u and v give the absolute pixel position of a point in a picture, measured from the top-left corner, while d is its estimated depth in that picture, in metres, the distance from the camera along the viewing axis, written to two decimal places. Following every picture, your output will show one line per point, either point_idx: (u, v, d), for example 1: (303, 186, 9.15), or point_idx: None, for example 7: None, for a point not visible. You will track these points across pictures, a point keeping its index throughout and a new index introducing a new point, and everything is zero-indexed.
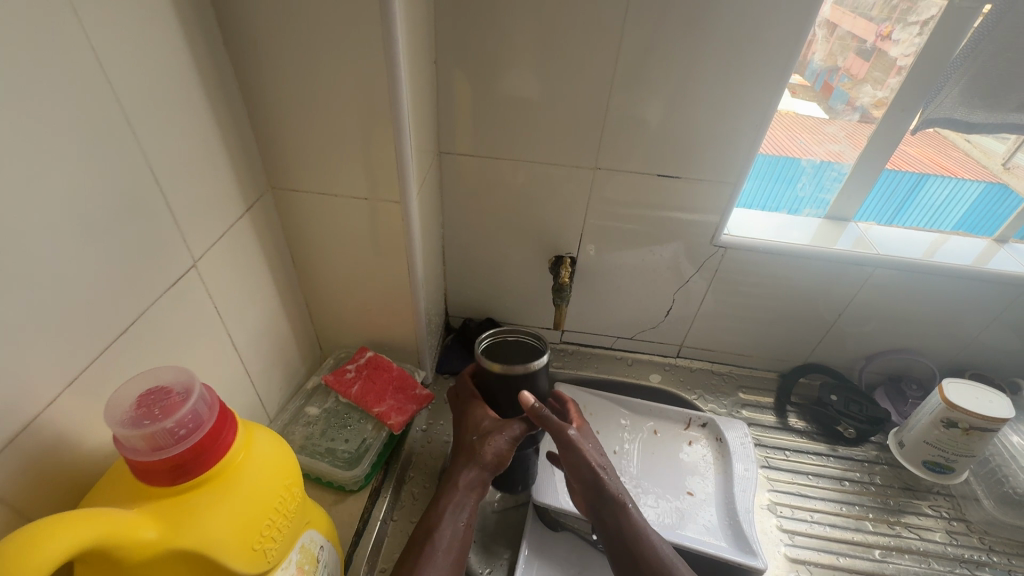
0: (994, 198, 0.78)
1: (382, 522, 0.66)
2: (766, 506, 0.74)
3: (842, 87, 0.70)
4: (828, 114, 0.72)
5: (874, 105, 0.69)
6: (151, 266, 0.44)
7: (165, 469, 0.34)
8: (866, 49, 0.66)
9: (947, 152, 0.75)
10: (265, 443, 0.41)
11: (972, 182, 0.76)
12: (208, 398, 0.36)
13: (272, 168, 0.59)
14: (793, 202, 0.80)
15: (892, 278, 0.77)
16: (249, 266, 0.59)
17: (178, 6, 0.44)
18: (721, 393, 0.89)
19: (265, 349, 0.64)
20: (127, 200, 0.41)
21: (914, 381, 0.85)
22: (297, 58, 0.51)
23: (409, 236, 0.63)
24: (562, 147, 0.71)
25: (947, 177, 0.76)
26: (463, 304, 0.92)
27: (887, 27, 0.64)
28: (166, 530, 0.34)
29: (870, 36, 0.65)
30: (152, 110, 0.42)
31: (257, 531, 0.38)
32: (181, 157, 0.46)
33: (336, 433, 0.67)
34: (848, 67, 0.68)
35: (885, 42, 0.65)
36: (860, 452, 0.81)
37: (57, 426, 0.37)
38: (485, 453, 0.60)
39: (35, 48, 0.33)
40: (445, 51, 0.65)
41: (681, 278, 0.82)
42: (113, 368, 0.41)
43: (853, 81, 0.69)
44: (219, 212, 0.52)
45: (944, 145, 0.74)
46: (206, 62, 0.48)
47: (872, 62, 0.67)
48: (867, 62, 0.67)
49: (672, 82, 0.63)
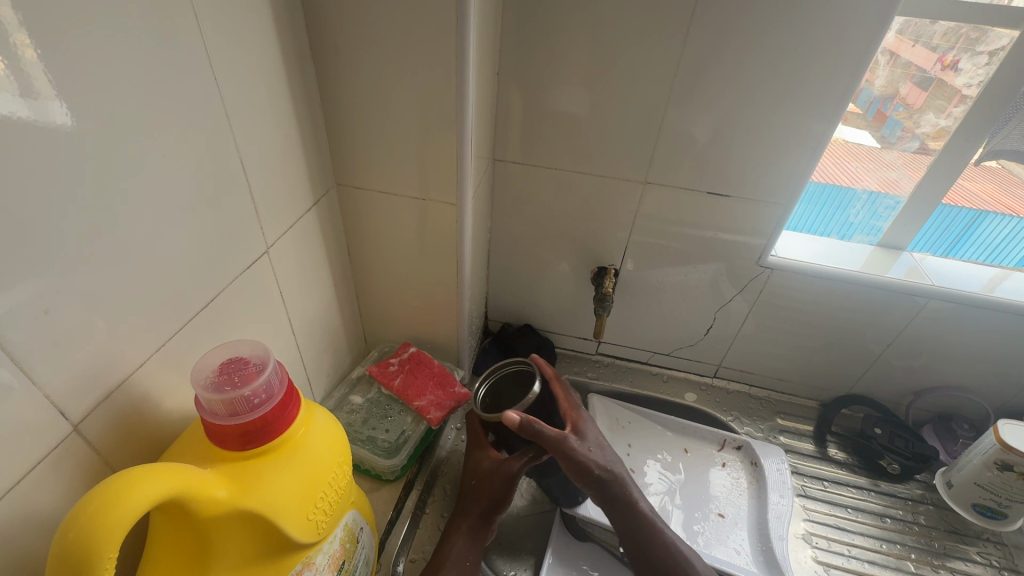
0: None
1: (415, 513, 0.68)
2: (801, 536, 0.72)
3: (896, 117, 0.70)
4: (881, 143, 0.72)
5: (930, 136, 0.69)
6: (230, 249, 0.48)
7: (236, 434, 0.36)
8: (926, 79, 0.66)
9: (1012, 189, 0.72)
10: (322, 421, 0.43)
11: None
12: (280, 372, 0.39)
13: (339, 166, 0.63)
14: (844, 228, 0.79)
15: (947, 312, 0.74)
16: (310, 257, 0.62)
17: (273, 14, 0.48)
18: (758, 417, 0.88)
19: (317, 337, 0.68)
20: (216, 188, 0.45)
21: (966, 421, 0.82)
22: (372, 65, 0.54)
23: (461, 237, 0.66)
24: (613, 160, 0.72)
25: (1008, 217, 0.73)
26: (503, 309, 0.94)
27: (948, 57, 0.64)
28: (234, 491, 0.36)
29: (931, 65, 0.65)
30: (244, 107, 0.46)
31: (310, 503, 0.40)
32: (263, 152, 0.50)
33: (377, 422, 0.70)
34: (905, 96, 0.68)
35: (946, 72, 0.65)
36: (903, 489, 0.78)
37: (143, 388, 0.41)
38: (482, 498, 0.63)
39: (157, 49, 0.37)
40: (507, 64, 0.67)
41: (723, 297, 0.82)
42: (192, 341, 0.45)
43: (908, 111, 0.69)
44: (290, 204, 0.56)
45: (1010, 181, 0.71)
46: (292, 66, 0.52)
47: (930, 91, 0.67)
48: (925, 92, 0.67)
49: (728, 102, 0.64)
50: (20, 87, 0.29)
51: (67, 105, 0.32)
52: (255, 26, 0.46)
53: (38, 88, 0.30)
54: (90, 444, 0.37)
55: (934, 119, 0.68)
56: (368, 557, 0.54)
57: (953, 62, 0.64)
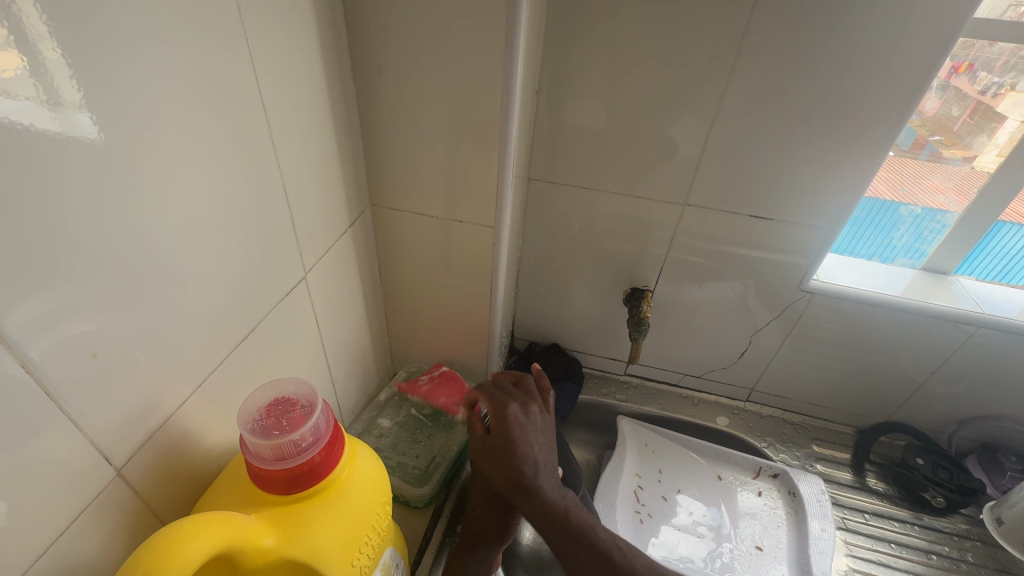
0: None
1: (444, 542, 0.66)
2: (844, 572, 0.70)
3: (912, 125, 0.65)
4: (895, 151, 0.67)
5: (943, 144, 0.67)
6: (269, 276, 0.46)
7: (282, 478, 0.35)
8: (942, 86, 0.62)
9: None
10: (366, 459, 0.42)
11: None
12: (327, 413, 0.38)
13: (374, 186, 0.62)
14: (887, 251, 0.77)
15: (997, 341, 0.72)
16: (344, 279, 0.61)
17: (318, 36, 0.47)
18: (793, 444, 0.85)
19: (348, 359, 0.66)
20: (258, 216, 0.44)
21: (1012, 452, 0.79)
22: (414, 85, 0.53)
23: (496, 260, 0.64)
24: (651, 181, 0.70)
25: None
26: (530, 328, 0.92)
27: (962, 64, 0.61)
28: (280, 538, 0.35)
29: (946, 73, 0.61)
30: (287, 133, 0.45)
31: (355, 548, 0.39)
32: (304, 177, 0.49)
33: (406, 448, 0.69)
34: (921, 105, 0.63)
35: (959, 79, 0.62)
36: (948, 524, 0.75)
37: (185, 425, 0.39)
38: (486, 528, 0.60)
39: (206, 78, 0.36)
40: (546, 83, 0.66)
41: (759, 321, 0.80)
42: (232, 373, 0.44)
43: (922, 119, 0.65)
44: (327, 228, 0.55)
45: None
46: (334, 87, 0.51)
47: (944, 99, 0.63)
48: (938, 99, 0.63)
49: (774, 124, 0.62)
50: (44, 93, 0.26)
51: (92, 111, 0.29)
52: (300, 49, 0.45)
53: (64, 99, 0.27)
54: (133, 488, 0.35)
55: (948, 127, 0.65)
56: None
57: (966, 68, 0.62)
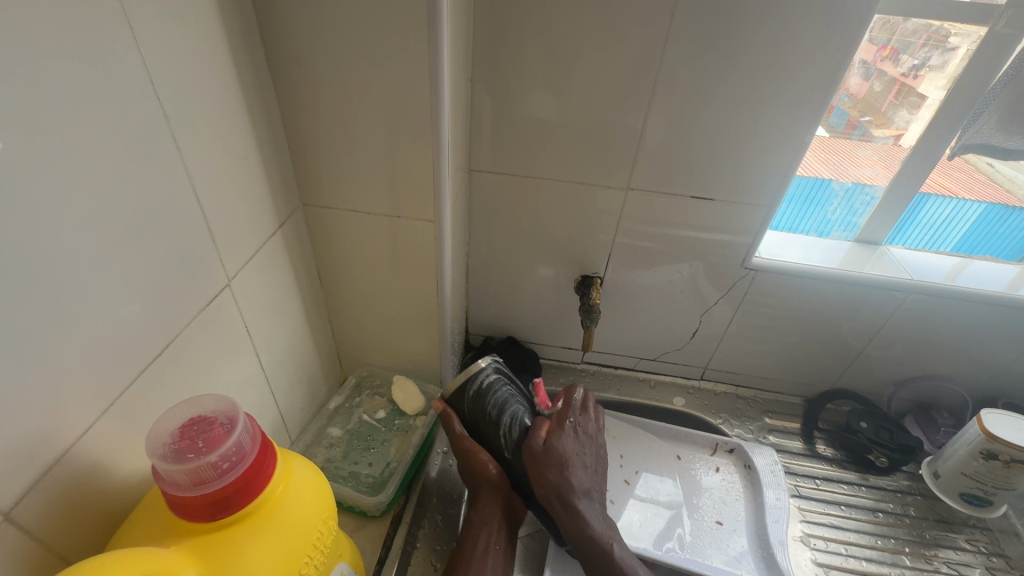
0: (994, 218, 0.76)
1: (406, 550, 0.64)
2: (799, 538, 0.72)
3: (843, 107, 0.68)
4: (827, 132, 0.70)
5: (873, 124, 0.69)
6: (185, 286, 0.43)
7: (205, 505, 0.32)
8: (868, 69, 0.65)
9: (952, 173, 0.72)
10: (302, 473, 0.39)
11: (973, 203, 0.74)
12: (251, 428, 0.35)
13: (304, 184, 0.58)
14: (822, 225, 0.79)
15: (926, 305, 0.75)
16: (277, 285, 0.57)
17: (223, 23, 0.43)
18: (747, 418, 0.88)
19: (289, 369, 0.63)
20: (167, 221, 0.40)
21: (944, 409, 0.83)
22: (336, 75, 0.50)
23: (440, 255, 0.62)
24: (593, 167, 0.70)
25: (947, 198, 0.74)
26: (484, 323, 0.91)
27: (886, 48, 0.64)
28: (206, 570, 0.32)
29: (872, 57, 0.64)
30: (194, 129, 0.41)
31: (295, 569, 0.36)
32: (218, 176, 0.45)
33: (359, 456, 0.67)
34: (851, 87, 0.66)
35: (885, 62, 0.65)
36: (891, 482, 0.79)
37: (91, 455, 0.36)
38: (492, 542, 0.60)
39: (90, 69, 0.32)
40: (480, 70, 0.64)
41: (707, 301, 0.81)
42: (148, 393, 0.40)
43: (853, 100, 0.68)
44: (252, 230, 0.51)
45: (949, 167, 0.72)
46: (246, 79, 0.47)
47: (871, 81, 0.66)
48: (867, 82, 0.66)
49: (708, 104, 0.63)
50: None
51: None
52: (203, 37, 0.41)
53: None
54: (28, 530, 0.32)
55: (876, 108, 0.68)
56: None
57: (891, 52, 0.64)
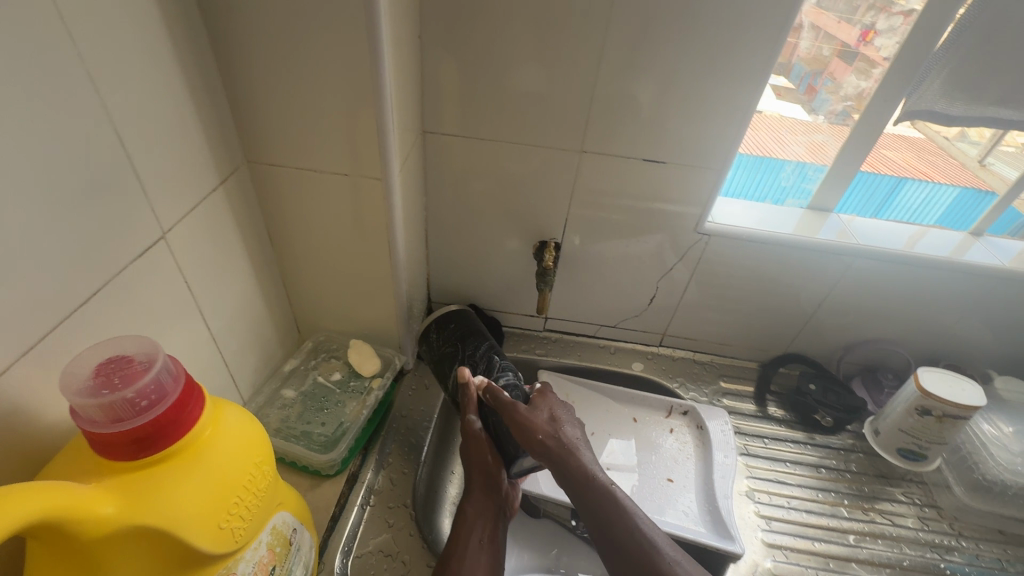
0: (970, 201, 0.79)
1: (360, 507, 0.65)
2: (744, 492, 0.75)
3: (826, 92, 0.70)
4: (809, 115, 0.73)
5: (854, 108, 0.70)
6: (114, 238, 0.42)
7: (126, 442, 0.32)
8: (850, 53, 0.67)
9: (928, 156, 0.76)
10: (234, 419, 0.39)
11: (949, 186, 0.77)
12: (172, 369, 0.35)
13: (248, 140, 0.57)
14: (777, 192, 0.81)
15: (872, 269, 0.77)
16: (223, 243, 0.57)
17: None
18: (702, 382, 0.90)
19: (240, 329, 0.63)
20: (91, 169, 0.40)
21: (889, 371, 0.87)
22: (272, 25, 0.49)
23: (390, 217, 0.62)
24: (546, 131, 0.70)
25: (923, 181, 0.77)
26: (446, 290, 0.91)
27: (867, 32, 0.65)
28: (126, 507, 0.32)
29: (852, 40, 0.66)
30: (119, 74, 0.41)
31: (224, 510, 0.37)
32: (149, 127, 0.45)
33: (313, 416, 0.68)
34: (831, 70, 0.69)
35: (867, 47, 0.65)
36: (837, 440, 0.83)
37: (10, 397, 0.36)
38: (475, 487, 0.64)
39: None
40: (431, 28, 0.63)
41: (663, 267, 0.82)
42: (75, 341, 0.40)
43: (836, 85, 0.69)
44: (190, 186, 0.51)
45: (924, 149, 0.75)
46: (177, 27, 0.46)
47: (856, 65, 0.67)
48: (850, 66, 0.67)
49: (658, 67, 0.63)
50: None
51: None
52: None
53: None
54: None
55: (857, 93, 0.69)
56: (306, 557, 0.51)
57: (872, 37, 0.65)
